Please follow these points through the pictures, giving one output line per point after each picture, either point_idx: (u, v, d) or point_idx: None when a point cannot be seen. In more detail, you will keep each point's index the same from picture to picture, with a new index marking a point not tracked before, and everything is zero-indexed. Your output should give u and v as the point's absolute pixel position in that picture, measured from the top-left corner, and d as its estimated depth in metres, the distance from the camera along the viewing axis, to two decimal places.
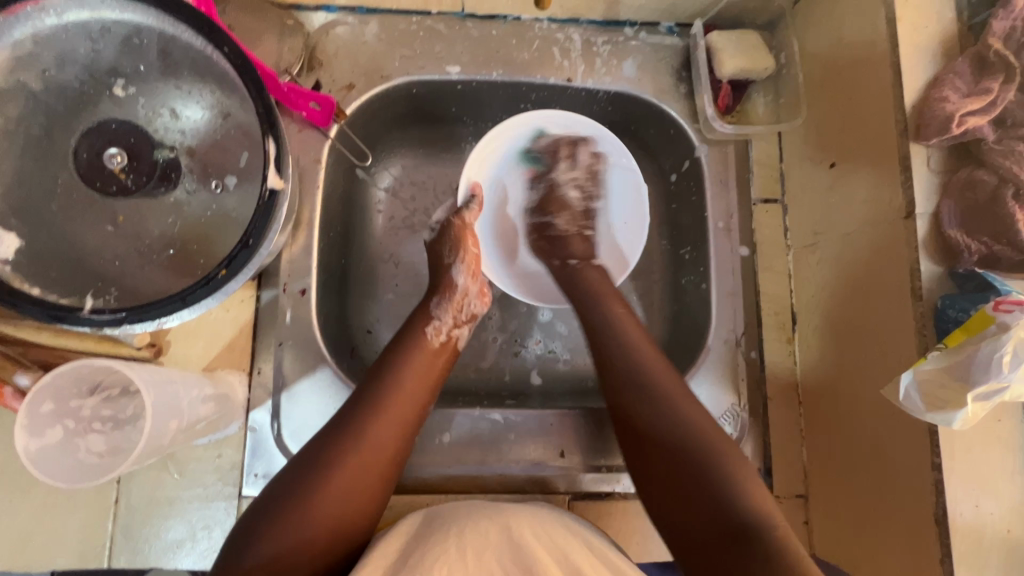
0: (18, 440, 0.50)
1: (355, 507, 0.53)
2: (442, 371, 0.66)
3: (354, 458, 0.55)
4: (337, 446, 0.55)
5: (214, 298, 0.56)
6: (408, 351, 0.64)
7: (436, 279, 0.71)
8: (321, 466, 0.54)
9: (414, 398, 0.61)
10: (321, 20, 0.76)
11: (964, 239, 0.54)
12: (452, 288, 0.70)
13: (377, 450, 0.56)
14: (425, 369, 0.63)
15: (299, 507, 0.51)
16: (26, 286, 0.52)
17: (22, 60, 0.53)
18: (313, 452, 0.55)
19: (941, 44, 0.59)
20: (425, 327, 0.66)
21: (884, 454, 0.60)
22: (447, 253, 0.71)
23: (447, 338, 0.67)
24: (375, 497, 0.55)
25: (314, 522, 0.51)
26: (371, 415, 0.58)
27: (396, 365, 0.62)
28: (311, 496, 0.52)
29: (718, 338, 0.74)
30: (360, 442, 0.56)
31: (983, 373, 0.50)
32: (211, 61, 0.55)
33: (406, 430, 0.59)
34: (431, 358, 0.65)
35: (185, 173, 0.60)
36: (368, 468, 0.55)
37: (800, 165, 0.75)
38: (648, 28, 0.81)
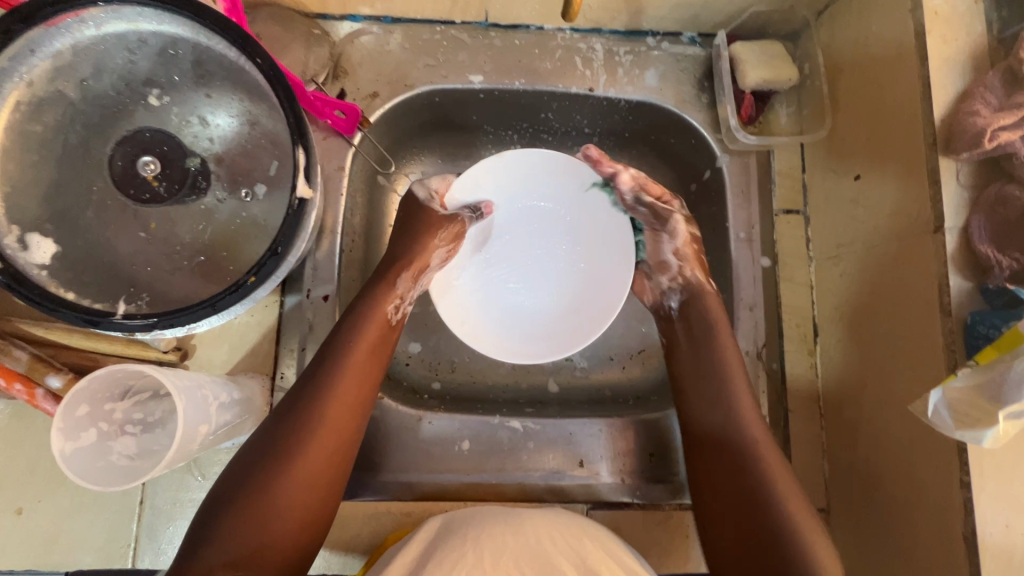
0: (54, 443, 0.51)
1: (315, 494, 0.55)
2: (392, 345, 0.65)
3: (307, 453, 0.55)
4: (291, 435, 0.55)
5: (242, 304, 0.57)
6: (353, 328, 0.62)
7: (400, 250, 0.68)
8: (273, 461, 0.54)
9: (361, 379, 0.60)
10: (346, 29, 0.78)
11: (995, 255, 0.54)
12: (411, 259, 0.67)
13: (330, 439, 0.57)
14: (374, 345, 0.63)
15: (257, 505, 0.52)
16: (62, 292, 0.53)
17: (61, 70, 0.54)
18: (259, 444, 0.55)
19: (971, 57, 0.58)
20: (380, 303, 0.64)
21: (912, 459, 0.59)
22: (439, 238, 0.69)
23: (399, 313, 0.66)
24: (335, 482, 0.57)
25: (279, 516, 0.52)
26: (317, 403, 0.57)
27: (340, 350, 0.60)
28: (268, 492, 0.53)
29: (738, 349, 0.74)
30: (313, 433, 0.56)
31: (1016, 393, 0.50)
32: (244, 73, 0.57)
33: (358, 411, 0.59)
34: (383, 333, 0.64)
35: (214, 181, 0.61)
36: (324, 457, 0.56)
37: (823, 176, 0.75)
38: (671, 38, 0.81)
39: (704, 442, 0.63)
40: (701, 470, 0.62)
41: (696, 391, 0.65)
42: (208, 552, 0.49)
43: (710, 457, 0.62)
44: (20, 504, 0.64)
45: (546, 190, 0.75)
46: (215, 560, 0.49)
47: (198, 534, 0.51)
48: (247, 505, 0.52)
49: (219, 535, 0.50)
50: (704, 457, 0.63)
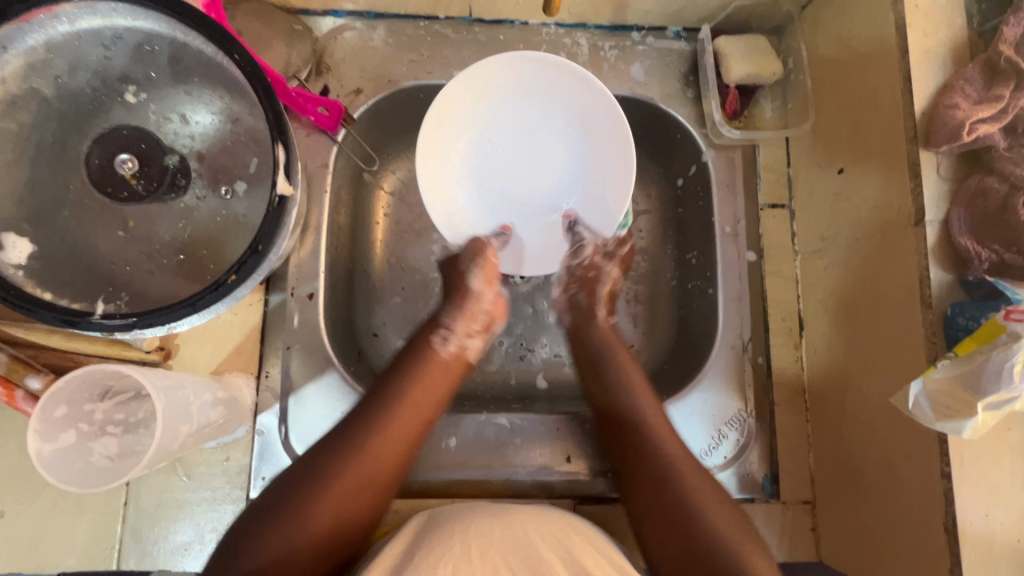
0: (31, 443, 0.51)
1: (349, 517, 0.54)
2: (450, 386, 0.66)
3: (350, 472, 0.55)
4: (338, 454, 0.56)
5: (224, 302, 0.56)
6: (417, 361, 0.64)
7: (452, 286, 0.71)
8: (317, 477, 0.54)
9: (419, 410, 0.61)
10: (329, 25, 0.77)
11: (974, 247, 0.54)
12: (465, 295, 0.70)
13: (376, 463, 0.56)
14: (433, 387, 0.63)
15: (291, 519, 0.52)
16: (39, 292, 0.52)
17: (35, 67, 0.53)
18: (307, 462, 0.56)
19: (952, 50, 0.59)
20: (437, 337, 0.67)
21: (899, 463, 0.58)
22: (463, 261, 0.70)
23: (459, 348, 0.68)
24: (373, 505, 0.56)
25: (308, 532, 0.52)
26: (373, 428, 0.58)
27: (400, 377, 0.62)
28: (304, 507, 0.52)
29: (724, 343, 0.74)
30: (360, 454, 0.56)
31: (993, 383, 0.50)
32: (223, 69, 0.56)
33: (408, 439, 0.59)
34: (446, 377, 0.65)
35: (194, 178, 0.61)
36: (366, 478, 0.56)
37: (807, 170, 0.75)
38: (655, 33, 0.80)
39: (623, 443, 0.64)
40: (625, 468, 0.62)
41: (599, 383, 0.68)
42: (238, 561, 0.49)
43: (624, 447, 0.63)
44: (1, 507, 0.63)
45: (542, 76, 0.69)
46: (246, 566, 0.49)
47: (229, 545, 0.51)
48: (282, 518, 0.51)
49: (254, 544, 0.50)
50: (622, 453, 0.63)
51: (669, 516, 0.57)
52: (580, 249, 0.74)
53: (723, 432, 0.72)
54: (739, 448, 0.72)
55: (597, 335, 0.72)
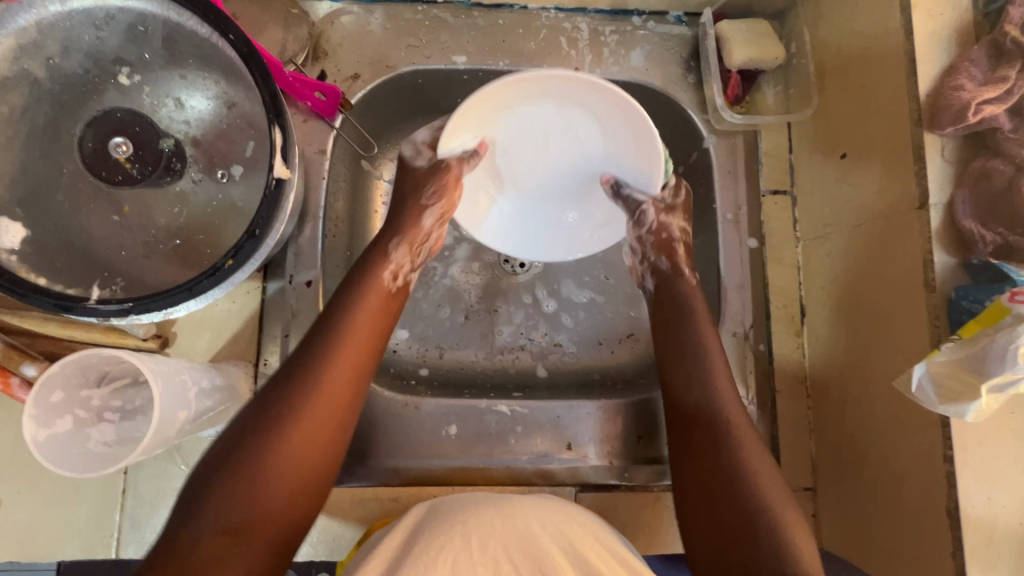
0: (26, 428, 0.50)
1: (311, 465, 0.52)
2: (394, 317, 0.64)
3: (301, 416, 0.53)
4: (289, 396, 0.53)
5: (221, 288, 0.55)
6: (355, 296, 0.61)
7: (399, 220, 0.67)
8: (268, 421, 0.52)
9: (360, 343, 0.58)
10: (326, 9, 0.76)
11: (979, 230, 0.53)
12: (417, 230, 0.66)
13: (326, 404, 0.54)
14: (373, 315, 0.61)
15: (246, 466, 0.50)
16: (32, 276, 0.52)
17: (26, 48, 0.52)
18: (261, 404, 0.53)
19: (957, 31, 0.58)
20: (381, 270, 0.63)
21: (898, 432, 0.59)
22: (428, 194, 0.65)
23: (404, 279, 0.65)
24: (331, 448, 0.54)
25: (268, 479, 0.50)
26: (315, 366, 0.55)
27: (342, 312, 0.59)
28: (258, 453, 0.50)
29: (726, 330, 0.74)
30: (304, 394, 0.54)
31: (998, 365, 0.49)
32: (217, 50, 0.55)
33: (352, 381, 0.57)
34: (386, 303, 0.62)
35: (190, 163, 0.60)
36: (319, 425, 0.53)
37: (809, 156, 0.74)
38: (657, 17, 0.79)
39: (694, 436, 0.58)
40: (686, 470, 0.58)
41: (681, 372, 0.63)
42: (196, 518, 0.47)
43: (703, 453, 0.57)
44: None
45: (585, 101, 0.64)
46: (205, 527, 0.47)
47: (183, 507, 0.48)
48: (235, 469, 0.49)
49: (212, 497, 0.48)
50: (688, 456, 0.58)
51: (742, 527, 0.51)
52: (641, 217, 0.67)
53: None
54: None
55: (679, 291, 0.67)
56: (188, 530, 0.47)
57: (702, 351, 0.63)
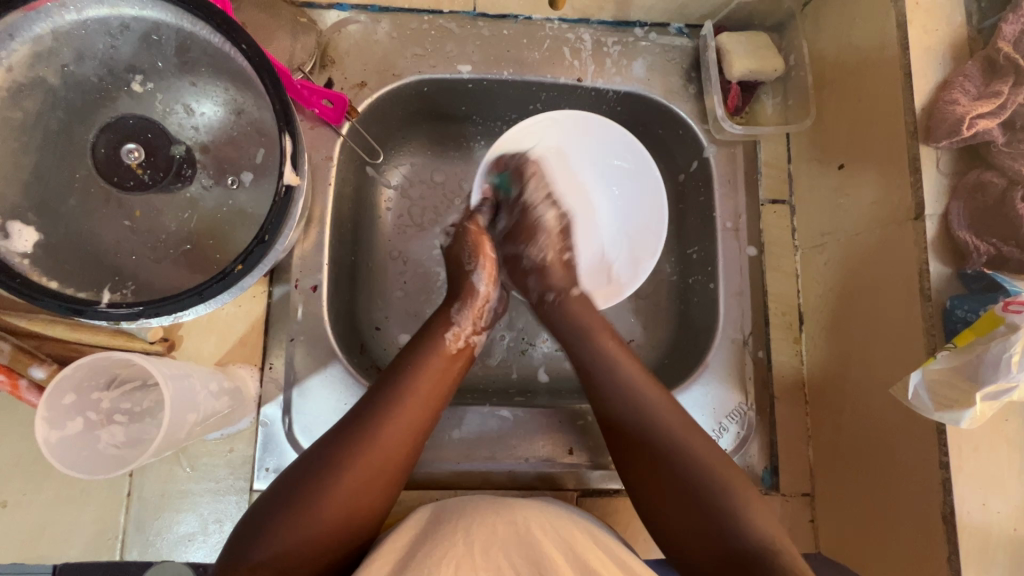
0: (38, 431, 0.50)
1: (359, 511, 0.54)
2: (456, 379, 0.66)
3: (364, 464, 0.55)
4: (349, 446, 0.56)
5: (229, 293, 0.56)
6: (423, 356, 0.64)
7: (457, 287, 0.71)
8: (331, 468, 0.54)
9: (424, 403, 0.61)
10: (334, 18, 0.77)
11: (973, 241, 0.55)
12: (473, 294, 0.70)
13: (386, 454, 0.57)
14: (439, 375, 0.64)
15: (304, 511, 0.52)
16: (44, 280, 0.52)
17: (41, 55, 0.53)
18: (321, 453, 0.56)
19: (952, 47, 0.59)
20: (444, 331, 0.67)
21: (897, 439, 0.59)
22: (468, 259, 0.71)
23: (465, 343, 0.68)
24: (383, 498, 0.56)
25: (321, 521, 0.52)
26: (382, 419, 0.58)
27: (411, 371, 0.62)
28: (317, 497, 0.52)
29: (725, 337, 0.75)
30: (371, 447, 0.56)
31: (992, 373, 0.51)
32: (229, 59, 0.56)
33: (412, 439, 0.59)
34: (449, 366, 0.65)
35: (200, 169, 0.61)
36: (376, 473, 0.56)
37: (808, 166, 0.76)
38: (658, 29, 0.81)
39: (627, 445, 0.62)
40: (637, 473, 0.60)
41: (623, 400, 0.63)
42: (256, 549, 0.50)
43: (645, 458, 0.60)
44: (4, 496, 0.63)
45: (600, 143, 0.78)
46: (261, 555, 0.49)
47: (238, 541, 0.51)
48: (293, 511, 0.52)
49: (268, 534, 0.50)
50: (638, 462, 0.60)
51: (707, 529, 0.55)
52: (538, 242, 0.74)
53: (723, 425, 0.72)
54: (740, 440, 0.72)
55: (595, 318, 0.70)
56: (248, 559, 0.49)
57: (611, 360, 0.66)
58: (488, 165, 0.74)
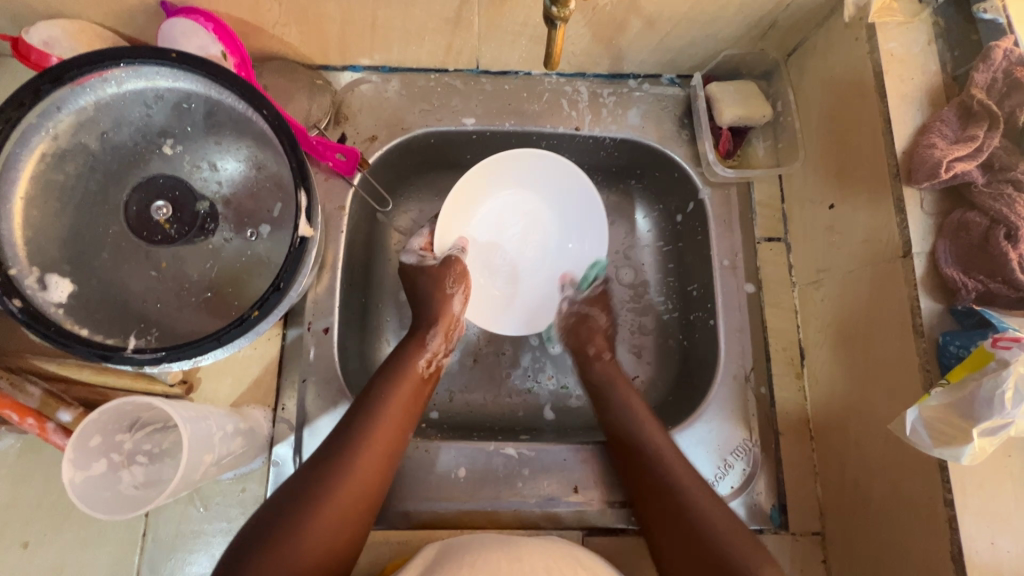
0: (64, 472, 0.53)
1: (338, 543, 0.55)
2: (425, 398, 0.70)
3: (340, 493, 0.57)
4: (328, 474, 0.58)
5: (245, 337, 0.59)
6: (396, 379, 0.67)
7: (425, 311, 0.75)
8: (311, 497, 0.56)
9: (398, 426, 0.64)
10: (348, 78, 0.83)
11: (960, 278, 0.56)
12: (441, 316, 0.74)
13: (365, 479, 0.59)
14: (411, 396, 0.67)
15: (287, 542, 0.52)
16: (76, 327, 0.56)
17: (83, 124, 0.59)
18: (300, 483, 0.57)
19: (927, 95, 0.63)
20: (416, 356, 0.70)
21: (903, 476, 0.59)
22: (451, 282, 0.76)
23: (434, 366, 0.72)
24: (359, 527, 0.58)
25: (305, 554, 0.52)
26: (354, 446, 0.60)
27: (385, 394, 0.65)
28: (300, 529, 0.53)
29: (727, 374, 0.76)
30: (347, 476, 0.58)
31: (986, 410, 0.51)
32: (251, 122, 0.61)
33: (387, 464, 0.62)
34: (418, 387, 0.69)
35: (222, 222, 0.65)
36: (351, 501, 0.58)
37: (801, 205, 0.78)
38: (651, 80, 0.86)
39: (650, 486, 0.64)
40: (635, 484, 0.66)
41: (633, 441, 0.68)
42: None
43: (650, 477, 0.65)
44: (26, 537, 0.65)
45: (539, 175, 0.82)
46: None
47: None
48: (274, 545, 0.52)
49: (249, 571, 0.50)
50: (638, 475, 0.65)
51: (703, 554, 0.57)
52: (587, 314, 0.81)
53: (729, 462, 0.73)
54: (746, 478, 0.72)
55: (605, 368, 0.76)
56: None
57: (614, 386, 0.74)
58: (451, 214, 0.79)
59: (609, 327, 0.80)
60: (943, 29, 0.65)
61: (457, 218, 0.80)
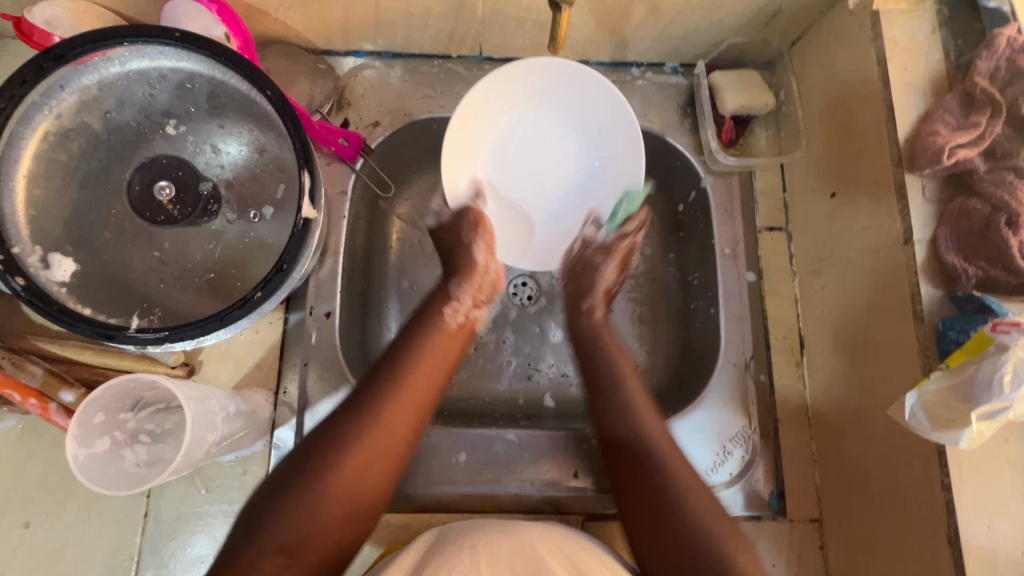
0: (69, 448, 0.54)
1: (367, 490, 0.56)
2: (456, 353, 0.69)
3: (366, 445, 0.57)
4: (351, 426, 0.58)
5: (248, 318, 0.59)
6: (423, 333, 0.67)
7: (453, 262, 0.74)
8: (337, 446, 0.56)
9: (428, 380, 0.64)
10: (350, 64, 0.83)
11: (961, 264, 0.56)
12: (472, 268, 0.73)
13: (392, 431, 0.59)
14: (441, 352, 0.67)
15: (308, 493, 0.53)
16: (79, 306, 0.56)
17: (86, 103, 0.59)
18: (328, 431, 0.58)
19: (931, 82, 0.63)
20: (444, 309, 0.70)
21: (901, 460, 0.59)
22: (464, 233, 0.73)
23: (464, 319, 0.71)
24: (391, 476, 0.59)
25: (329, 503, 0.54)
26: (384, 396, 0.60)
27: (414, 348, 0.65)
28: (322, 479, 0.54)
29: (727, 361, 0.76)
30: (376, 425, 0.59)
31: (985, 393, 0.51)
32: (256, 104, 0.61)
33: (418, 413, 0.62)
34: (448, 341, 0.68)
35: (225, 204, 0.65)
36: (381, 452, 0.58)
37: (802, 194, 0.78)
38: (654, 68, 0.86)
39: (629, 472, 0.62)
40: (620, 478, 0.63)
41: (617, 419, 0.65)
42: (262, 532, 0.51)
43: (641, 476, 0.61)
44: (28, 517, 0.66)
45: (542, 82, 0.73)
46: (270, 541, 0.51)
47: (247, 522, 0.52)
48: (300, 494, 0.53)
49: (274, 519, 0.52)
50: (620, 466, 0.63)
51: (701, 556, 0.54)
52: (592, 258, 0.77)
53: (728, 449, 0.73)
54: (745, 464, 0.73)
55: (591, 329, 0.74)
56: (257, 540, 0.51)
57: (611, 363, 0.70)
58: (451, 168, 0.72)
59: (610, 286, 0.77)
60: (947, 17, 0.65)
61: (492, 88, 0.72)
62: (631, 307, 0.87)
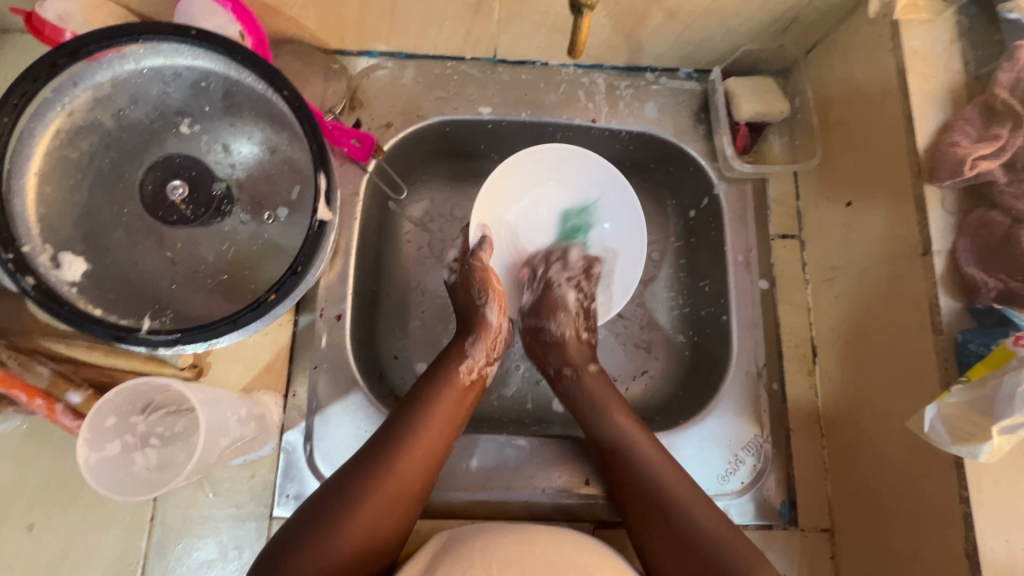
0: (80, 452, 0.53)
1: (377, 541, 0.57)
2: (468, 408, 0.68)
3: (376, 499, 0.58)
4: (362, 479, 0.58)
5: (261, 321, 0.58)
6: (437, 387, 0.66)
7: (470, 318, 0.72)
8: (349, 500, 0.57)
9: (439, 435, 0.64)
10: (363, 64, 0.82)
11: (983, 276, 0.56)
12: (486, 327, 0.71)
13: (401, 485, 0.59)
14: (453, 407, 0.66)
15: (320, 544, 0.54)
16: (90, 308, 0.55)
17: (100, 100, 0.58)
18: (340, 483, 0.59)
19: (950, 93, 0.63)
20: (458, 364, 0.69)
21: (917, 473, 0.59)
22: (476, 293, 0.72)
23: (477, 375, 0.70)
24: (399, 527, 0.59)
25: (339, 553, 0.54)
26: (395, 452, 0.60)
27: (427, 400, 0.65)
28: (332, 531, 0.55)
29: (740, 369, 0.76)
30: (387, 479, 0.59)
31: (1007, 407, 0.51)
32: (271, 104, 0.60)
33: (427, 469, 0.62)
34: (461, 395, 0.67)
35: (237, 205, 0.64)
36: (390, 506, 0.58)
37: (816, 202, 0.78)
38: (668, 74, 0.85)
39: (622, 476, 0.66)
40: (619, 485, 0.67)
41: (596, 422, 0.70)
42: None
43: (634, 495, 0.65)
44: (32, 519, 0.65)
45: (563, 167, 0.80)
46: None
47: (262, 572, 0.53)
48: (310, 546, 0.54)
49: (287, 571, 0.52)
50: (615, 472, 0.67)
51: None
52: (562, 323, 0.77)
53: (740, 457, 0.73)
54: (756, 473, 0.72)
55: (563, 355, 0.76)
56: None
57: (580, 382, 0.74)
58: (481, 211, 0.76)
59: (575, 332, 0.77)
60: (966, 27, 0.65)
61: (530, 162, 0.79)
62: (641, 313, 0.86)
